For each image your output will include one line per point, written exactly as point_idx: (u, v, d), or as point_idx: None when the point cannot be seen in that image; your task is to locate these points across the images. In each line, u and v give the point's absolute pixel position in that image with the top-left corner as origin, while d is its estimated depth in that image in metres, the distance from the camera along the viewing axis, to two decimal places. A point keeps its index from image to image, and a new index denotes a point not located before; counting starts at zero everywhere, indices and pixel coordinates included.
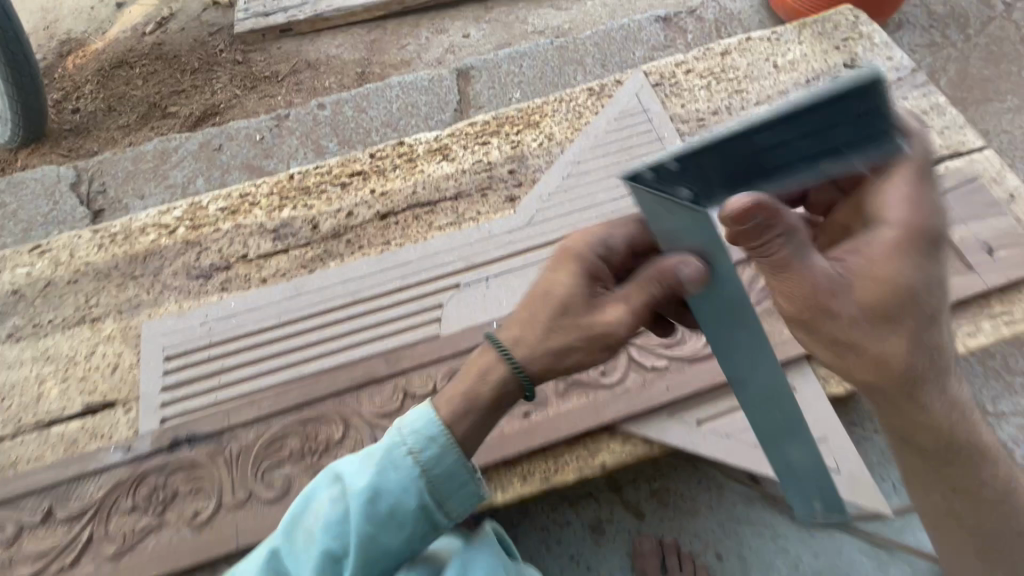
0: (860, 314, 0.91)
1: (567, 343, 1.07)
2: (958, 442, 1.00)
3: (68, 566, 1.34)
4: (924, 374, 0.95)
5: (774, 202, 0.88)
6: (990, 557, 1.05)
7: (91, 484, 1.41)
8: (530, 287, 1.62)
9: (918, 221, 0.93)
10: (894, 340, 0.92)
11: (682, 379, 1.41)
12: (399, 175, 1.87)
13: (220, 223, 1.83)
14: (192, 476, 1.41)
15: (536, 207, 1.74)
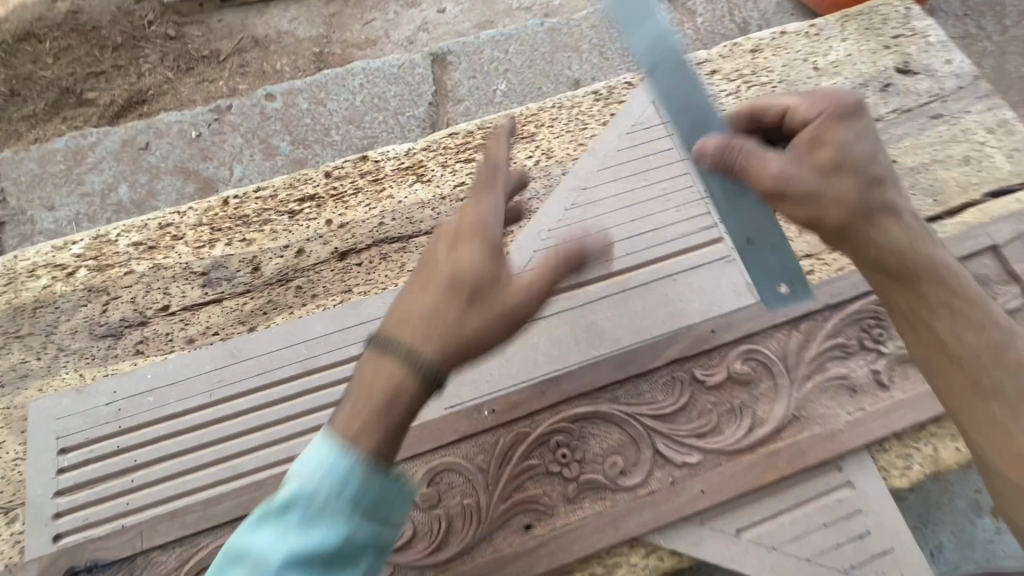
0: (809, 173, 0.99)
1: (478, 301, 0.87)
2: (954, 295, 0.96)
3: None
4: (875, 209, 0.98)
5: (754, 104, 1.12)
6: (1008, 361, 0.92)
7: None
8: (530, 353, 1.30)
9: (845, 102, 1.02)
10: (840, 184, 0.98)
11: (719, 480, 1.19)
12: (362, 200, 1.51)
13: (132, 264, 1.44)
14: None
15: (534, 247, 1.40)
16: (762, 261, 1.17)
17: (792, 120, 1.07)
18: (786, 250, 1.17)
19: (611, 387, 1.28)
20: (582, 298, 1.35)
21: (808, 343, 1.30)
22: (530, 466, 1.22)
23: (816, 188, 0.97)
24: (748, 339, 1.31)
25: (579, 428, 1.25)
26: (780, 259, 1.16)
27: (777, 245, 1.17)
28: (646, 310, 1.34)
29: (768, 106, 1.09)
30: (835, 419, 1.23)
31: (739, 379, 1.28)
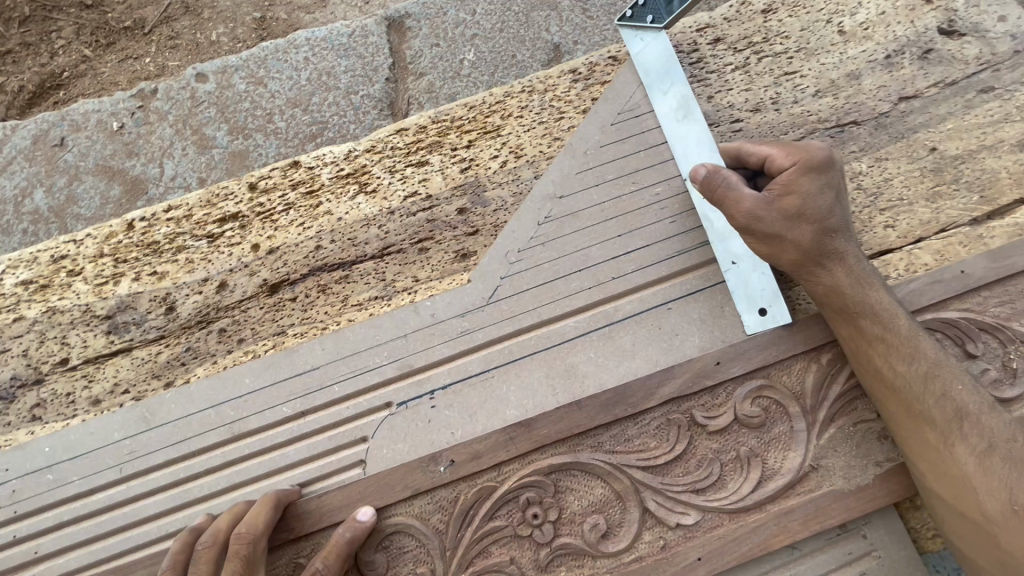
0: (774, 216, 1.05)
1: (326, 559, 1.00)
2: (932, 391, 0.98)
3: None
4: (829, 253, 1.05)
5: (745, 145, 1.14)
6: (997, 458, 0.92)
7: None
8: (498, 406, 1.08)
9: (817, 155, 1.06)
10: (801, 229, 1.04)
11: (719, 545, 1.04)
12: (293, 218, 1.26)
13: (22, 308, 1.21)
14: None
15: (501, 272, 1.16)
16: (744, 277, 1.13)
17: (771, 166, 1.10)
18: (768, 271, 1.13)
19: (596, 431, 1.08)
20: (559, 335, 1.12)
21: (830, 376, 1.10)
22: (495, 529, 1.04)
23: (775, 233, 1.05)
24: (758, 374, 1.10)
25: (555, 482, 1.06)
26: (760, 276, 1.13)
27: (762, 264, 1.13)
28: (636, 346, 1.11)
29: (751, 152, 1.12)
30: (862, 472, 1.07)
31: (747, 422, 1.08)
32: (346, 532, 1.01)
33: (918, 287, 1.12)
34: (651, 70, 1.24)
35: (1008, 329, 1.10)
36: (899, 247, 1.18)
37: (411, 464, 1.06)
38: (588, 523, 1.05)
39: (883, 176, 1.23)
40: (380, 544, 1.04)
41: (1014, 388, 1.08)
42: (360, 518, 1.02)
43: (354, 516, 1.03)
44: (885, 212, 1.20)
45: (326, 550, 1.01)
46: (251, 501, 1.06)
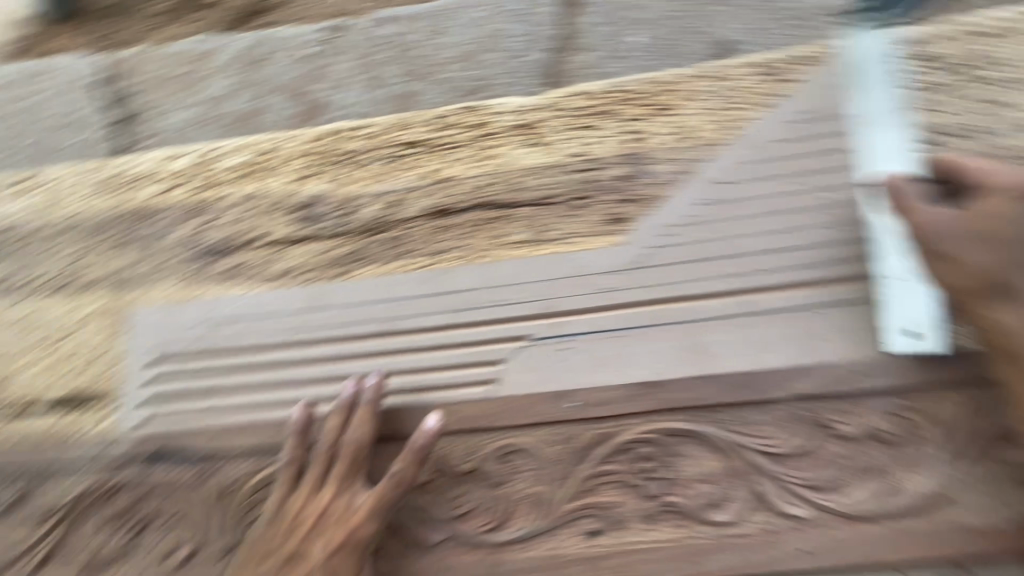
0: (955, 235, 0.99)
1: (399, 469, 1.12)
2: None
3: (39, 564, 1.27)
4: (1002, 290, 0.98)
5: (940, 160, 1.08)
6: None
7: (53, 487, 1.28)
8: (629, 364, 1.14)
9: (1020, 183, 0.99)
10: (980, 252, 0.98)
11: (828, 543, 1.06)
12: (466, 155, 1.36)
13: (233, 186, 1.43)
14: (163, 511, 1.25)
15: (654, 242, 1.21)
16: (904, 300, 1.07)
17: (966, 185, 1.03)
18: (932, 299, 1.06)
19: (719, 409, 1.10)
20: (699, 314, 1.15)
21: (978, 416, 1.05)
22: (608, 473, 1.10)
23: (947, 253, 1.00)
24: (901, 392, 1.07)
25: (672, 445, 1.10)
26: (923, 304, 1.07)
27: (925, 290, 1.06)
28: (776, 341, 1.12)
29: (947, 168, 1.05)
30: (987, 516, 1.03)
31: (877, 436, 1.07)
32: (417, 442, 1.12)
33: None
34: (860, 72, 1.20)
35: None
36: None
37: (540, 396, 1.14)
38: (697, 490, 1.09)
39: None
40: (500, 458, 1.12)
41: None
42: (417, 439, 1.11)
43: (420, 424, 1.13)
44: None
45: (400, 458, 1.13)
46: (339, 404, 1.18)
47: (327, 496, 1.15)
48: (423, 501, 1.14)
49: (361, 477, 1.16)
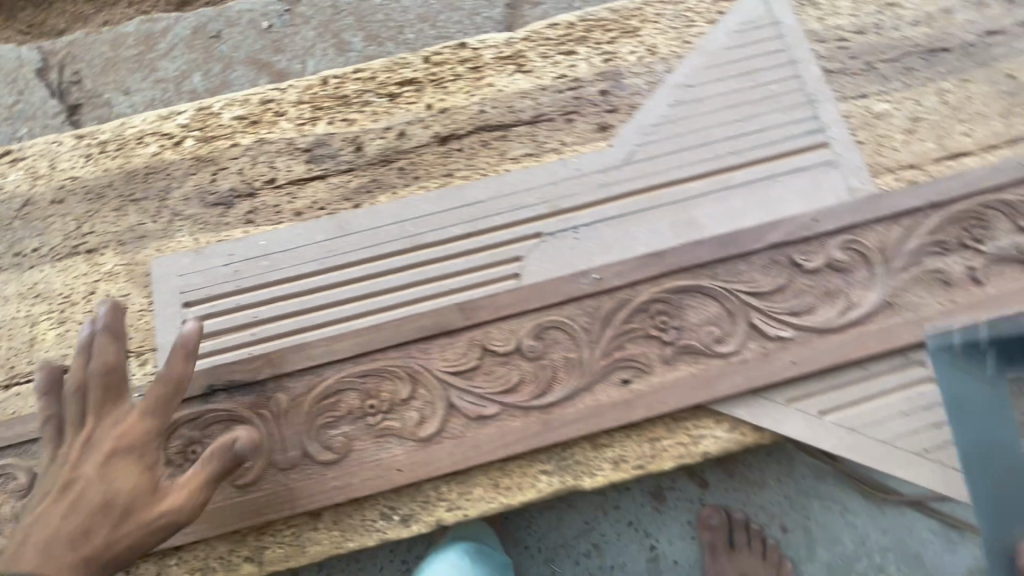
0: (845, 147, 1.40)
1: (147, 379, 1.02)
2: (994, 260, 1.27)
3: None
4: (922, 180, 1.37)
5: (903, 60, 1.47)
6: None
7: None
8: (629, 242, 1.33)
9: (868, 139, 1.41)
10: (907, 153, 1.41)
11: (812, 353, 1.23)
12: (461, 87, 1.50)
13: (237, 137, 1.46)
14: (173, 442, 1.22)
15: (636, 140, 1.41)
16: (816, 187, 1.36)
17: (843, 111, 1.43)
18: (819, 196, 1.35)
19: (711, 266, 1.28)
20: (682, 193, 1.37)
21: (911, 236, 1.28)
22: (620, 340, 1.24)
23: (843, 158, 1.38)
24: (849, 229, 1.29)
25: (678, 300, 1.26)
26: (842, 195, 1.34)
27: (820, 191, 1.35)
28: (747, 208, 1.35)
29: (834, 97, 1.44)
30: (928, 309, 1.25)
31: (835, 267, 1.27)
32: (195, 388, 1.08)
33: (991, 173, 1.32)
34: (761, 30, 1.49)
35: None
36: (973, 153, 1.40)
37: (562, 276, 1.29)
38: (701, 335, 1.24)
39: (963, 96, 1.44)
40: (538, 335, 1.25)
41: None
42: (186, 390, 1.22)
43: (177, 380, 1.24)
44: (961, 124, 1.42)
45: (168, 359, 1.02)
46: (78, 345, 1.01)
47: (87, 417, 0.99)
48: (466, 385, 1.22)
49: (128, 396, 1.04)
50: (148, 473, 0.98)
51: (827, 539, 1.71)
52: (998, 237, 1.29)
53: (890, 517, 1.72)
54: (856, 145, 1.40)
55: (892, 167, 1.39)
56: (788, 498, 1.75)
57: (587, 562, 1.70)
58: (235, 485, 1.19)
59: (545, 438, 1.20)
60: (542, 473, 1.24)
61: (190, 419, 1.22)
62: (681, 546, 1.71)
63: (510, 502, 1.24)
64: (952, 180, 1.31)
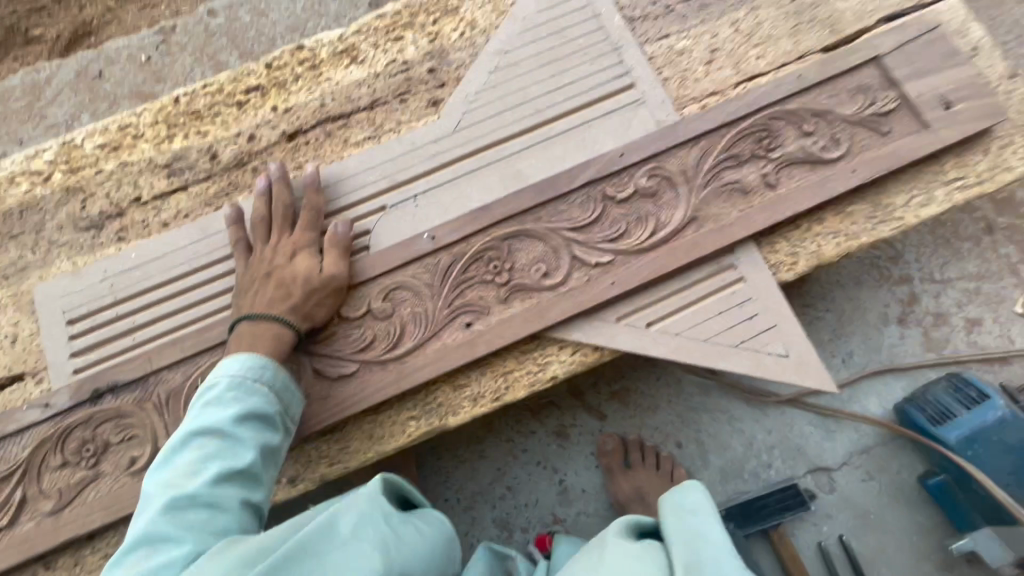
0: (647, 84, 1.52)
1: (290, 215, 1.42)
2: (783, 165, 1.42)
3: (6, 526, 1.31)
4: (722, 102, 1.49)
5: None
6: (814, 180, 1.41)
7: (13, 444, 1.35)
8: (463, 202, 1.45)
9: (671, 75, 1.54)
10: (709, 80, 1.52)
11: (629, 272, 1.37)
12: (302, 86, 1.62)
13: (101, 164, 1.58)
14: (70, 443, 1.34)
15: (462, 109, 1.53)
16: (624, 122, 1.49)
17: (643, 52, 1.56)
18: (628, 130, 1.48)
19: (534, 211, 1.42)
20: (507, 149, 1.49)
21: (707, 156, 1.43)
22: (460, 288, 1.38)
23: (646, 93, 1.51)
24: (653, 158, 1.43)
25: (509, 246, 1.40)
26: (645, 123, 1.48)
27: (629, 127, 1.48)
28: (566, 153, 1.47)
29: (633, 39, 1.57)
30: (729, 218, 1.39)
31: (643, 194, 1.41)
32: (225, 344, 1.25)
33: (775, 88, 1.46)
34: None
35: (832, 113, 1.43)
36: (768, 72, 1.52)
37: (403, 241, 1.42)
38: (531, 273, 1.38)
39: (755, 21, 1.56)
40: (387, 296, 1.39)
41: (838, 150, 1.41)
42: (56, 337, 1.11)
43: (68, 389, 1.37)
44: (756, 47, 1.54)
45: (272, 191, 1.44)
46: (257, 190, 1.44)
47: (301, 235, 1.39)
48: (327, 351, 1.35)
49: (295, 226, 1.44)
50: (317, 266, 1.35)
51: (719, 446, 1.86)
52: (786, 144, 1.43)
53: (773, 417, 1.87)
54: (661, 82, 1.53)
55: (696, 96, 1.52)
56: (681, 417, 1.90)
57: (503, 504, 1.84)
58: (129, 472, 1.32)
59: (402, 385, 1.34)
60: (411, 419, 1.37)
61: (83, 422, 1.35)
62: (587, 475, 1.85)
63: (386, 449, 1.37)
64: (739, 100, 1.45)
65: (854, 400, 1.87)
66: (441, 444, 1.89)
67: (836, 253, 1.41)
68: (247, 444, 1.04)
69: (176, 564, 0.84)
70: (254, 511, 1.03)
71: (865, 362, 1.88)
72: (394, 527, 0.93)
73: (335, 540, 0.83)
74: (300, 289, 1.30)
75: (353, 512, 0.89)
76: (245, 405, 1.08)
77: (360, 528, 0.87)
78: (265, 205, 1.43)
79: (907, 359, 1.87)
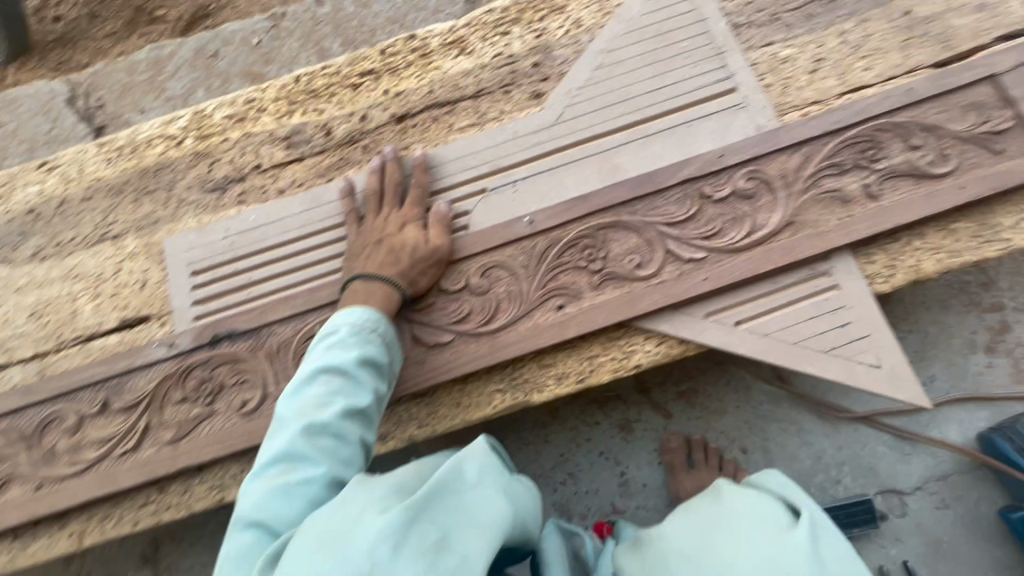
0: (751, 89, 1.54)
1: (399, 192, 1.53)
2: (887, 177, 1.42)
3: (130, 450, 1.46)
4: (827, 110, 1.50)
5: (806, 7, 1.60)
6: (919, 193, 1.40)
7: (141, 377, 1.49)
8: (560, 190, 1.51)
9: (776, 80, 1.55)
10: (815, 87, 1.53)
11: (722, 270, 1.40)
12: (413, 72, 1.72)
13: (228, 133, 1.72)
14: (190, 382, 1.47)
15: (564, 102, 1.60)
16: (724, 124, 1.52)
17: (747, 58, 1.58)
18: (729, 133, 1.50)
19: (631, 204, 1.47)
20: (607, 144, 1.54)
21: (808, 163, 1.44)
22: (554, 271, 1.45)
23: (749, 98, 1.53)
24: (752, 161, 1.46)
25: (603, 236, 1.46)
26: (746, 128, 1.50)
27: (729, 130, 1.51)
28: (664, 151, 1.51)
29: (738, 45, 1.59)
30: (826, 225, 1.40)
31: (741, 195, 1.44)
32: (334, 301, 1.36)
33: (882, 100, 1.46)
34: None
35: (941, 128, 1.43)
36: (875, 84, 1.51)
37: (502, 222, 1.49)
38: (624, 262, 1.43)
39: (865, 32, 1.56)
40: (484, 273, 1.46)
41: (945, 166, 1.40)
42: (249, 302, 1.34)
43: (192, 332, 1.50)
44: (863, 59, 1.54)
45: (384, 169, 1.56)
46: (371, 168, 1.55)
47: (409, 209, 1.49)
48: (425, 319, 1.44)
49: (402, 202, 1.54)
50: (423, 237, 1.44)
51: (785, 456, 1.85)
52: (891, 156, 1.43)
53: (844, 432, 1.85)
54: (763, 87, 1.55)
55: (799, 103, 1.53)
56: (748, 424, 1.90)
57: (564, 490, 1.88)
58: (240, 413, 1.44)
59: (493, 358, 1.41)
60: (497, 392, 1.44)
61: (203, 363, 1.48)
62: (648, 470, 1.88)
63: (471, 418, 1.45)
64: (845, 110, 1.46)
65: (932, 424, 1.82)
66: (507, 425, 1.95)
67: (936, 269, 1.40)
68: (366, 387, 1.14)
69: (316, 482, 0.95)
70: (368, 448, 1.12)
71: (946, 386, 1.83)
72: (506, 483, 0.97)
73: (465, 484, 0.87)
74: (407, 258, 1.40)
75: (474, 461, 0.92)
76: (365, 351, 1.17)
77: (483, 474, 0.91)
78: (378, 180, 1.53)
79: (992, 388, 1.81)
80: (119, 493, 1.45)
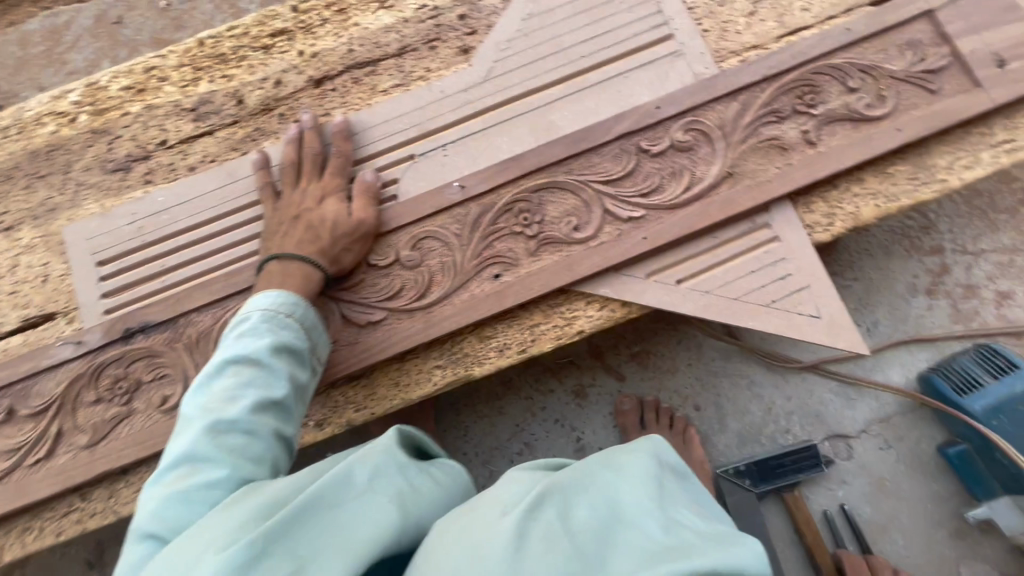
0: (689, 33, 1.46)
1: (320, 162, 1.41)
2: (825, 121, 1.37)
3: (44, 457, 1.36)
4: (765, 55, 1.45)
5: None
6: (856, 137, 1.36)
7: (49, 379, 1.38)
8: (492, 152, 1.42)
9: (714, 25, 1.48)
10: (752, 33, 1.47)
11: (661, 228, 1.35)
12: (329, 30, 1.58)
13: (127, 106, 1.56)
14: (103, 380, 1.37)
15: (493, 57, 1.49)
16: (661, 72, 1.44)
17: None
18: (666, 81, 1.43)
19: (566, 162, 1.39)
20: (540, 100, 1.45)
21: (746, 111, 1.39)
22: (488, 238, 1.37)
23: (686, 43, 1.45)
24: (690, 111, 1.39)
25: (538, 199, 1.39)
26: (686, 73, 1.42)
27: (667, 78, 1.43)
28: (600, 105, 1.43)
29: None
30: (765, 175, 1.36)
31: (679, 148, 1.38)
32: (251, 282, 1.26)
33: (820, 41, 1.40)
34: None
35: (879, 69, 1.38)
36: (813, 25, 1.45)
37: (432, 190, 1.40)
38: (561, 225, 1.36)
39: None
40: (415, 245, 1.38)
41: (882, 108, 1.37)
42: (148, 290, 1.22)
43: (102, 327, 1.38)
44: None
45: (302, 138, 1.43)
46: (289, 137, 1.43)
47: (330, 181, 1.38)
48: (355, 297, 1.36)
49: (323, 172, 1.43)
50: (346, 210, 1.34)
51: (737, 410, 1.86)
52: (829, 100, 1.38)
53: (793, 383, 1.87)
54: (700, 32, 1.46)
55: (737, 48, 1.46)
56: (701, 381, 1.90)
57: (520, 460, 1.86)
58: (161, 410, 1.35)
59: (429, 334, 1.34)
60: (436, 367, 1.38)
61: (117, 359, 1.37)
62: (604, 434, 1.87)
63: (410, 397, 1.38)
64: (783, 53, 1.40)
65: (876, 368, 1.86)
66: (460, 400, 1.91)
67: (873, 214, 1.38)
68: (281, 375, 1.07)
69: (222, 483, 0.87)
70: (286, 443, 1.04)
71: (889, 331, 1.86)
72: (410, 480, 0.87)
73: (350, 492, 0.79)
74: (329, 233, 1.30)
75: (367, 464, 0.84)
76: (278, 338, 1.10)
77: (375, 480, 0.82)
78: (296, 149, 1.41)
79: (933, 330, 1.84)
80: (37, 503, 1.35)
